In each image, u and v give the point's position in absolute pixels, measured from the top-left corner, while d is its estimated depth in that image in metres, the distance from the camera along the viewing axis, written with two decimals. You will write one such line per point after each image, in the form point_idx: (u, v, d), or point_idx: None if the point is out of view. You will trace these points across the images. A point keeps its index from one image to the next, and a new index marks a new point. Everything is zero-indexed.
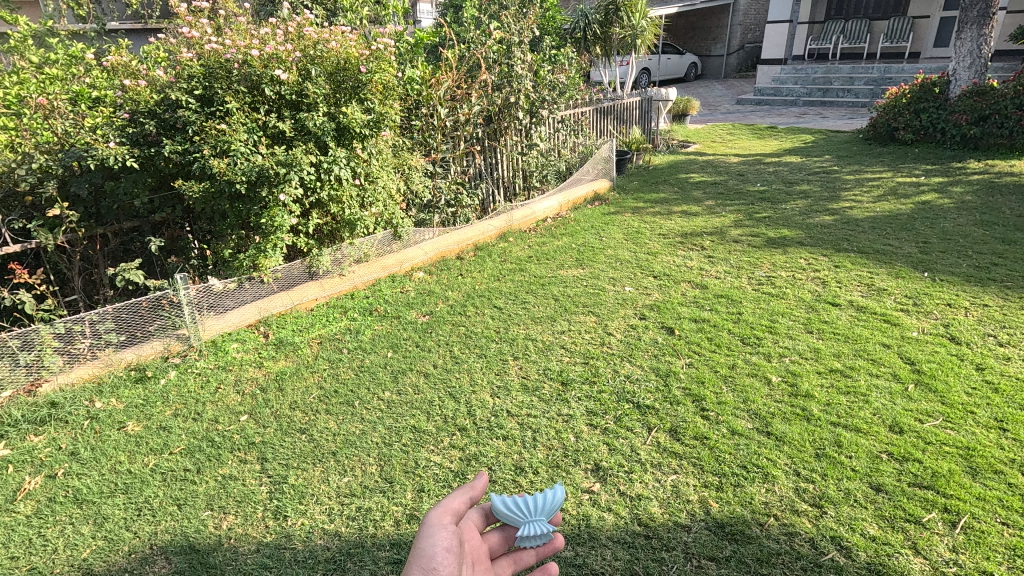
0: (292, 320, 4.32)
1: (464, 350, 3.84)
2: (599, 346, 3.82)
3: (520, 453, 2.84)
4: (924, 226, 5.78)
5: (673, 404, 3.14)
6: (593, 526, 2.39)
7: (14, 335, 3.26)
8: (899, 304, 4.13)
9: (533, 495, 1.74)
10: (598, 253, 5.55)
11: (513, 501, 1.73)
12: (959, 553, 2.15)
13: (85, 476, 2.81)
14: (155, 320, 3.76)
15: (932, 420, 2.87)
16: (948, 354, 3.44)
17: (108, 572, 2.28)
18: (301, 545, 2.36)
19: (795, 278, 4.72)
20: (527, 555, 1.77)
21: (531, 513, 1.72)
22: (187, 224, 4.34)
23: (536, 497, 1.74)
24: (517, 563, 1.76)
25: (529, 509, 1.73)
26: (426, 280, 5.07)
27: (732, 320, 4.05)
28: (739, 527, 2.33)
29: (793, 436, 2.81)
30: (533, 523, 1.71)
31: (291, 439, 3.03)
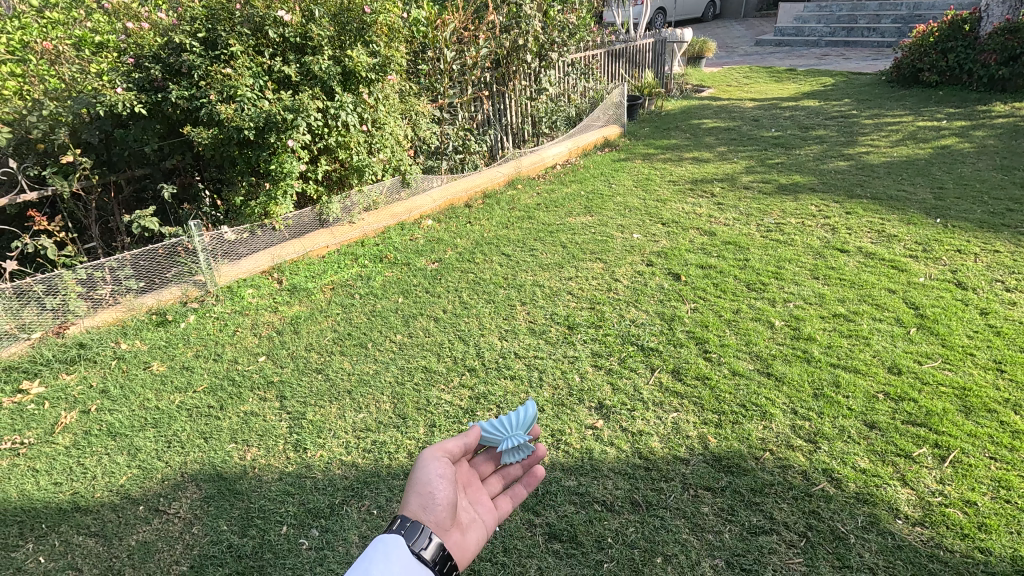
0: (304, 267, 4.40)
1: (473, 295, 3.91)
2: (606, 292, 3.88)
3: (527, 391, 2.96)
4: (941, 172, 5.66)
5: (676, 347, 3.22)
6: (596, 459, 2.51)
7: (39, 281, 3.37)
8: (909, 250, 4.11)
9: (509, 413, 1.87)
10: (607, 201, 5.53)
11: (494, 423, 1.85)
12: (946, 484, 2.25)
13: (116, 412, 2.98)
14: (171, 267, 3.88)
15: (931, 362, 2.93)
16: (953, 299, 3.47)
17: (144, 497, 2.46)
18: (321, 474, 2.51)
19: (805, 224, 4.70)
20: (513, 470, 1.90)
21: (511, 428, 1.84)
22: (198, 172, 4.38)
23: (513, 415, 1.87)
24: (504, 478, 1.88)
25: (508, 426, 1.86)
26: (435, 227, 5.11)
27: (738, 267, 4.08)
28: (736, 460, 2.44)
29: (793, 376, 2.90)
30: (513, 437, 1.83)
31: (308, 378, 3.17)
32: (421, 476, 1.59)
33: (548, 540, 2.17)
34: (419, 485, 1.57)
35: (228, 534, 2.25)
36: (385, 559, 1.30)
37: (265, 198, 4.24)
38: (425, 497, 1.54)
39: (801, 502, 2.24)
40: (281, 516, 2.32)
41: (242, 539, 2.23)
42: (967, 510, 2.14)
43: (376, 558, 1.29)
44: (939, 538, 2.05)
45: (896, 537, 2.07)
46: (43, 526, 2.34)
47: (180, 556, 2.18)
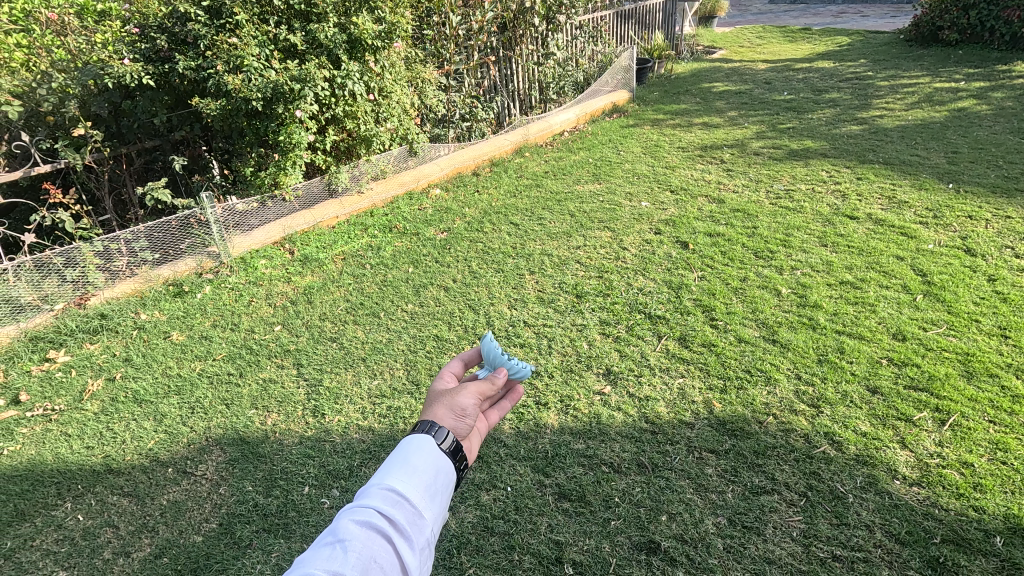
0: (315, 238, 4.46)
1: (482, 265, 3.95)
2: (614, 260, 3.90)
3: (536, 359, 3.03)
4: (956, 135, 5.56)
5: (683, 315, 3.27)
6: (603, 423, 2.60)
7: (58, 253, 3.44)
8: (919, 216, 4.10)
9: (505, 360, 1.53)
10: (615, 168, 5.50)
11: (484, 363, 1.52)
12: (944, 446, 2.32)
13: (140, 379, 3.09)
14: (185, 238, 3.94)
15: (935, 329, 2.97)
16: (962, 266, 3.47)
17: (172, 460, 2.58)
18: (339, 438, 2.62)
19: (815, 190, 4.67)
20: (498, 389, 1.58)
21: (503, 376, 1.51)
22: (206, 142, 4.39)
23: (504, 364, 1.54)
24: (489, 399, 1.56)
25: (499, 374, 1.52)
26: (443, 196, 5.13)
27: (747, 234, 4.08)
28: (739, 424, 2.51)
29: (798, 343, 2.95)
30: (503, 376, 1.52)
31: (323, 346, 3.26)
32: (452, 400, 1.21)
33: (558, 499, 2.26)
34: (450, 406, 1.20)
35: (253, 494, 2.37)
36: (420, 447, 1.06)
37: (275, 169, 4.26)
38: (461, 421, 1.19)
39: (802, 464, 2.31)
40: (303, 477, 2.43)
41: (267, 499, 2.34)
42: (964, 471, 2.21)
43: (410, 446, 1.06)
44: (935, 497, 2.13)
45: (893, 497, 2.15)
46: (79, 487, 2.47)
47: (209, 514, 2.30)
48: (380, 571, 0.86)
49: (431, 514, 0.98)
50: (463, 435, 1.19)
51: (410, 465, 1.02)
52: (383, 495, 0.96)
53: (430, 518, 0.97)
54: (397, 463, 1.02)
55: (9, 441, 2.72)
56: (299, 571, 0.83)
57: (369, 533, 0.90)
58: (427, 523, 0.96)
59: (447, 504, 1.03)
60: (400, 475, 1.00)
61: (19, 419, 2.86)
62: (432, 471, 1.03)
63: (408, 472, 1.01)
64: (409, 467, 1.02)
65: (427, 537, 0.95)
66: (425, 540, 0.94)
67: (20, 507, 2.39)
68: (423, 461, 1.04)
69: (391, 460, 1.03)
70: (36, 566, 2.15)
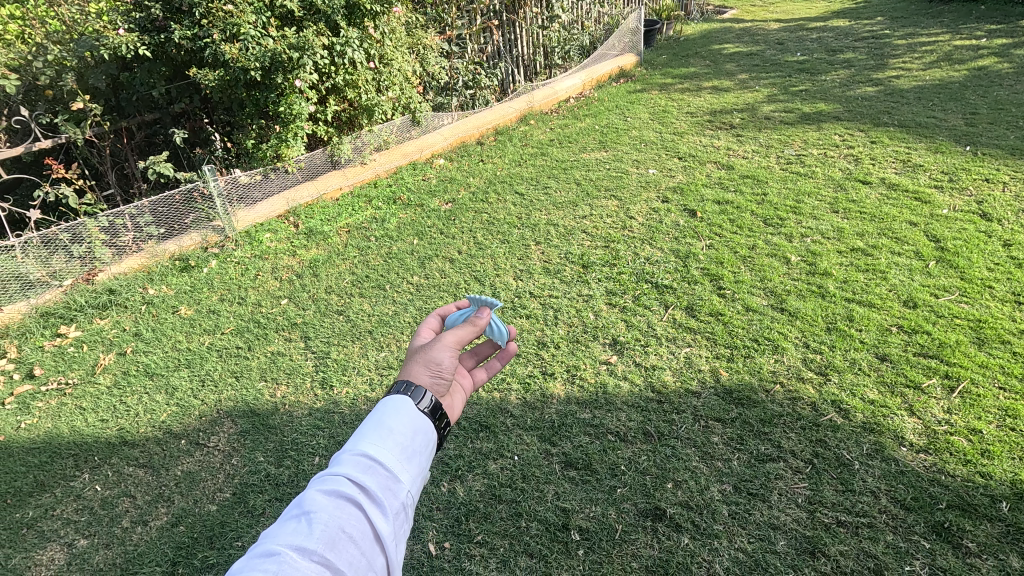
0: (319, 210, 4.43)
1: (487, 236, 3.92)
2: (620, 230, 3.86)
3: (542, 329, 3.03)
4: (975, 96, 5.38)
5: (690, 284, 3.24)
6: (610, 392, 2.60)
7: (63, 229, 3.45)
8: (933, 181, 4.00)
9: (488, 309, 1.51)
10: (622, 134, 5.40)
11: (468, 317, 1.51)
12: (952, 413, 2.31)
13: (150, 353, 3.12)
14: (190, 212, 3.93)
15: (947, 295, 2.92)
16: (977, 231, 3.39)
17: (185, 432, 2.62)
18: (348, 409, 2.65)
19: (827, 155, 4.56)
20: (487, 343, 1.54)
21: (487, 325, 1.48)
22: (206, 114, 4.34)
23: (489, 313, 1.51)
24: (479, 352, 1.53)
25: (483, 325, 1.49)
26: (447, 166, 5.06)
27: (756, 201, 4.01)
28: (746, 393, 2.51)
29: (807, 311, 2.92)
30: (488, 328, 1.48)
31: (330, 319, 3.27)
32: (427, 356, 1.19)
33: (564, 467, 2.29)
34: (426, 362, 1.18)
35: (265, 464, 2.41)
36: (396, 410, 1.01)
37: (277, 141, 4.21)
38: (438, 377, 1.17)
39: (808, 432, 2.31)
40: (313, 448, 2.47)
41: (279, 469, 2.38)
42: (972, 438, 2.20)
43: (386, 409, 1.01)
44: (942, 464, 2.13)
45: (900, 464, 2.15)
46: (95, 458, 2.53)
47: (222, 484, 2.35)
48: (350, 541, 0.82)
49: (409, 476, 0.93)
50: (441, 390, 1.17)
51: (385, 428, 0.97)
52: (354, 461, 0.91)
53: (407, 481, 0.93)
54: (371, 427, 0.97)
55: (26, 415, 2.78)
56: (261, 547, 0.79)
57: (337, 505, 0.85)
58: (403, 486, 0.91)
59: (427, 465, 0.98)
60: (374, 439, 0.95)
61: (35, 393, 2.91)
62: (409, 433, 0.99)
63: (382, 436, 0.96)
64: (382, 431, 0.97)
65: (404, 500, 0.90)
66: (401, 504, 0.90)
67: (40, 478, 2.45)
68: (399, 424, 0.99)
69: (365, 424, 0.98)
70: (59, 534, 2.22)
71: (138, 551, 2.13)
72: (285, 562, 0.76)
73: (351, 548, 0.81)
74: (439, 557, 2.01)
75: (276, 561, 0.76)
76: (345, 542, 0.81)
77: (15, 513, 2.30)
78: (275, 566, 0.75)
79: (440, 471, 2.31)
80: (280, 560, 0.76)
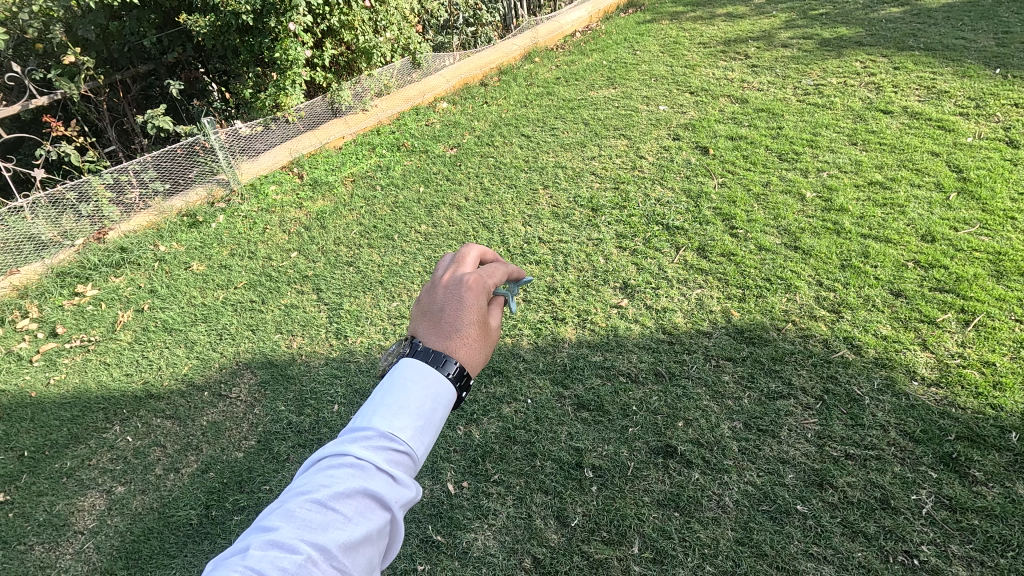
0: (323, 160, 4.37)
1: (494, 182, 3.85)
2: (630, 170, 3.77)
3: (552, 275, 3.02)
4: (1009, 13, 5.05)
5: (702, 225, 3.18)
6: (621, 335, 2.62)
7: (69, 189, 3.43)
8: (959, 107, 3.82)
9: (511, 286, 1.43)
10: (631, 69, 5.18)
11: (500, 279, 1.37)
12: (966, 347, 2.30)
13: (167, 309, 3.17)
14: (193, 166, 3.90)
15: (967, 228, 2.85)
16: (1002, 160, 3.27)
17: (207, 383, 2.70)
18: (363, 358, 2.71)
19: (846, 84, 4.36)
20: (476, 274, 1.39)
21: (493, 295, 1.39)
22: (201, 64, 4.22)
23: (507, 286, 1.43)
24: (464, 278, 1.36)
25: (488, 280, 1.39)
26: (450, 109, 4.92)
27: (771, 135, 3.88)
28: (757, 332, 2.51)
29: (821, 249, 2.87)
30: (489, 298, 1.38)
31: (340, 270, 3.28)
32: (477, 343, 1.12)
33: (577, 409, 2.33)
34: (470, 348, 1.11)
35: (286, 413, 2.49)
36: (427, 384, 0.97)
37: (275, 89, 4.10)
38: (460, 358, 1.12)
39: (819, 368, 2.33)
40: (331, 396, 2.54)
41: (300, 417, 2.46)
42: (984, 370, 2.20)
43: (418, 381, 0.96)
44: (953, 397, 2.14)
45: (911, 398, 2.16)
46: (124, 411, 2.62)
47: (247, 432, 2.44)
48: (368, 537, 0.80)
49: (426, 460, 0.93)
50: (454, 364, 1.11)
51: (414, 406, 0.94)
52: (382, 445, 0.87)
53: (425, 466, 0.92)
54: (398, 400, 0.93)
55: (54, 371, 2.87)
56: (273, 536, 0.76)
57: (361, 495, 0.82)
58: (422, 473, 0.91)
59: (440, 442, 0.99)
60: (404, 419, 0.91)
61: (60, 350, 2.99)
62: (435, 414, 0.96)
63: (412, 415, 0.92)
64: (410, 408, 0.93)
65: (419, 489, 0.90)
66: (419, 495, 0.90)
67: (73, 430, 2.55)
68: (430, 402, 0.96)
69: (391, 394, 0.94)
70: (97, 481, 2.34)
71: (173, 496, 2.24)
72: (304, 564, 0.73)
73: (367, 546, 0.80)
74: (457, 495, 2.10)
75: (296, 561, 0.73)
76: (364, 539, 0.80)
77: (54, 464, 2.42)
78: (296, 567, 0.73)
79: (455, 415, 2.38)
80: (298, 560, 0.74)
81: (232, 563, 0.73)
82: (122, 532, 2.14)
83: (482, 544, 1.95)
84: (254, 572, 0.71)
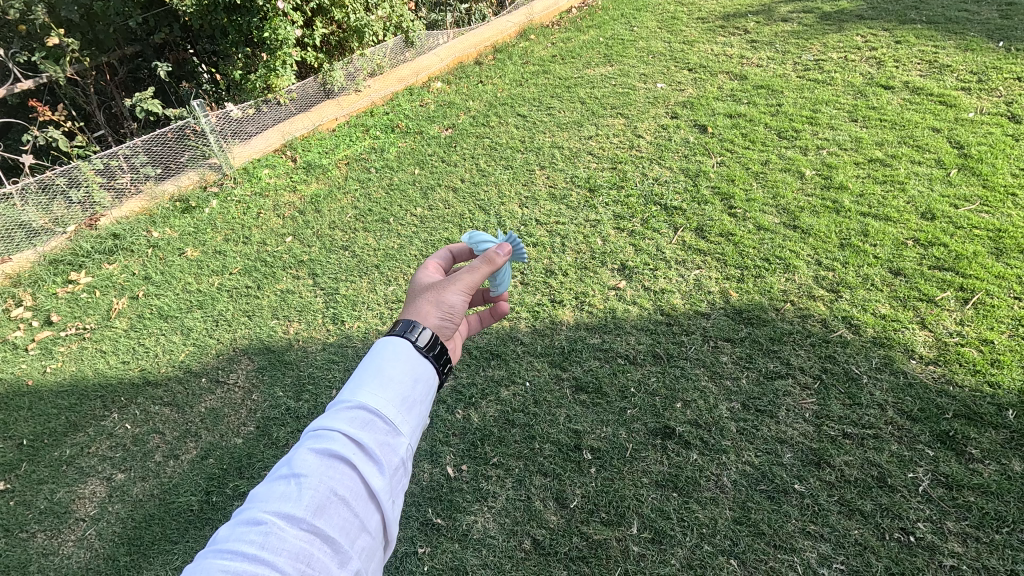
0: (316, 142, 4.31)
1: (490, 163, 3.81)
2: (627, 150, 3.72)
3: (550, 257, 3.00)
4: None
5: (700, 204, 3.15)
6: (619, 317, 2.61)
7: (59, 174, 3.37)
8: (961, 82, 3.76)
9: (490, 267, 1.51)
10: (628, 46, 5.08)
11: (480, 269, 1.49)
12: (964, 325, 2.29)
13: (162, 296, 3.15)
14: (184, 150, 3.85)
15: (968, 206, 2.82)
16: (1004, 135, 3.23)
17: (204, 370, 2.69)
18: (361, 343, 2.70)
19: (847, 58, 4.29)
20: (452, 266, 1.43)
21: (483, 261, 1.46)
22: (189, 45, 4.15)
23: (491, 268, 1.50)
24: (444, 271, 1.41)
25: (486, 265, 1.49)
26: (445, 89, 4.83)
27: (770, 113, 3.82)
28: (756, 313, 2.51)
29: (820, 228, 2.85)
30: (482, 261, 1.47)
31: (336, 255, 3.25)
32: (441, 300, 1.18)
33: (575, 391, 2.33)
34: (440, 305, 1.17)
35: (285, 399, 2.48)
36: (396, 356, 1.00)
37: (265, 71, 4.03)
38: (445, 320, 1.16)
39: (818, 348, 2.32)
40: (329, 381, 2.53)
41: (298, 402, 2.46)
42: (983, 348, 2.20)
43: (386, 354, 0.99)
44: (951, 375, 2.14)
45: (908, 376, 2.16)
46: (122, 398, 2.62)
47: (245, 418, 2.44)
48: (341, 504, 0.81)
49: (407, 428, 0.93)
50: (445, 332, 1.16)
51: (383, 376, 0.96)
52: (349, 416, 0.89)
53: (406, 434, 0.92)
54: (364, 375, 0.96)
55: (50, 359, 2.85)
56: (245, 515, 0.78)
57: (329, 465, 0.83)
58: (401, 441, 0.91)
59: (425, 412, 0.99)
60: (372, 390, 0.93)
61: (55, 338, 2.97)
62: (408, 383, 0.97)
63: (381, 385, 0.94)
64: (376, 380, 0.95)
65: (400, 456, 0.90)
66: (397, 460, 0.89)
67: (72, 418, 2.55)
68: (397, 372, 0.98)
69: (357, 373, 0.97)
70: (97, 469, 2.34)
71: (174, 482, 2.24)
72: (271, 532, 0.75)
73: (341, 511, 0.80)
74: (457, 479, 2.11)
75: (262, 531, 0.75)
76: (338, 505, 0.80)
77: (53, 452, 2.42)
78: (262, 537, 0.74)
79: (454, 399, 2.37)
80: (266, 530, 0.75)
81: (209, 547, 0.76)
82: (123, 519, 2.15)
83: (482, 526, 1.96)
84: (220, 543, 0.74)
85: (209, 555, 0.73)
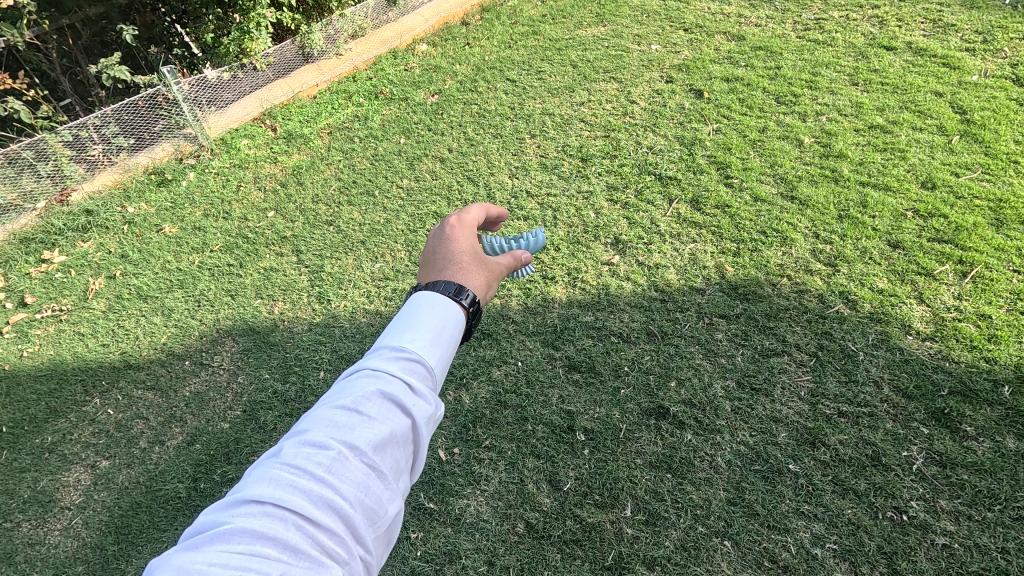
0: (296, 110, 4.12)
1: (478, 132, 3.66)
2: (621, 117, 3.59)
3: (541, 232, 2.91)
4: None
5: (695, 174, 3.06)
6: (612, 294, 2.55)
7: (25, 147, 3.19)
8: (965, 43, 3.63)
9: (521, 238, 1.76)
10: (621, 5, 4.86)
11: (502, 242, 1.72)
12: (962, 300, 2.26)
13: (141, 275, 3.04)
14: (157, 120, 3.69)
15: (969, 174, 2.75)
16: (1007, 99, 3.13)
17: (187, 352, 2.62)
18: (348, 323, 2.62)
19: (848, 18, 4.13)
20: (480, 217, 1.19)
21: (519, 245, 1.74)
22: (162, 7, 3.90)
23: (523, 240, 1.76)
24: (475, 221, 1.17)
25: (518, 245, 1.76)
26: (430, 52, 4.62)
27: (768, 76, 3.69)
28: (752, 288, 2.45)
29: (818, 199, 2.78)
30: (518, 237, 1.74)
31: (320, 231, 3.14)
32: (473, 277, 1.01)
33: (568, 371, 2.29)
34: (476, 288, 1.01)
35: (271, 381, 2.43)
36: (444, 300, 0.86)
37: (238, 34, 3.85)
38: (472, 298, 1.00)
39: (814, 324, 2.29)
40: (317, 362, 2.47)
41: (285, 385, 2.40)
42: (980, 324, 2.17)
43: (436, 298, 0.86)
44: (947, 350, 2.12)
45: (905, 352, 2.14)
46: (103, 383, 2.55)
47: (231, 402, 2.38)
48: (398, 444, 0.71)
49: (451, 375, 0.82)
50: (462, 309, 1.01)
51: (438, 316, 0.83)
52: (407, 355, 0.77)
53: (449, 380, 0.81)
54: (416, 314, 0.82)
55: (27, 343, 2.76)
56: (302, 437, 0.67)
57: (387, 400, 0.72)
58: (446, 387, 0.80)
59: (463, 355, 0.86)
60: (428, 330, 0.81)
61: (31, 321, 2.87)
62: (456, 328, 0.85)
63: (434, 326, 0.82)
64: (428, 325, 0.81)
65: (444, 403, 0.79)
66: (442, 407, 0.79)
67: (52, 404, 2.48)
68: (449, 313, 0.84)
69: (408, 310, 0.83)
70: (81, 456, 2.29)
71: (160, 469, 2.20)
72: (334, 465, 0.65)
73: (396, 452, 0.71)
74: (449, 462, 2.08)
75: (325, 461, 0.65)
76: (394, 446, 0.70)
77: (34, 439, 2.36)
78: (325, 469, 0.64)
79: (445, 380, 2.33)
80: (328, 460, 0.65)
81: (262, 466, 0.65)
82: (110, 507, 2.11)
83: (475, 510, 1.94)
84: (276, 469, 0.63)
85: (265, 481, 0.62)
